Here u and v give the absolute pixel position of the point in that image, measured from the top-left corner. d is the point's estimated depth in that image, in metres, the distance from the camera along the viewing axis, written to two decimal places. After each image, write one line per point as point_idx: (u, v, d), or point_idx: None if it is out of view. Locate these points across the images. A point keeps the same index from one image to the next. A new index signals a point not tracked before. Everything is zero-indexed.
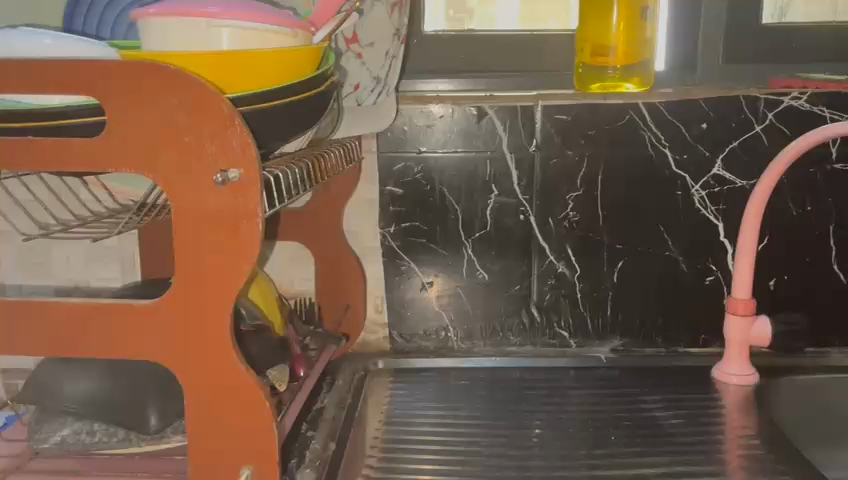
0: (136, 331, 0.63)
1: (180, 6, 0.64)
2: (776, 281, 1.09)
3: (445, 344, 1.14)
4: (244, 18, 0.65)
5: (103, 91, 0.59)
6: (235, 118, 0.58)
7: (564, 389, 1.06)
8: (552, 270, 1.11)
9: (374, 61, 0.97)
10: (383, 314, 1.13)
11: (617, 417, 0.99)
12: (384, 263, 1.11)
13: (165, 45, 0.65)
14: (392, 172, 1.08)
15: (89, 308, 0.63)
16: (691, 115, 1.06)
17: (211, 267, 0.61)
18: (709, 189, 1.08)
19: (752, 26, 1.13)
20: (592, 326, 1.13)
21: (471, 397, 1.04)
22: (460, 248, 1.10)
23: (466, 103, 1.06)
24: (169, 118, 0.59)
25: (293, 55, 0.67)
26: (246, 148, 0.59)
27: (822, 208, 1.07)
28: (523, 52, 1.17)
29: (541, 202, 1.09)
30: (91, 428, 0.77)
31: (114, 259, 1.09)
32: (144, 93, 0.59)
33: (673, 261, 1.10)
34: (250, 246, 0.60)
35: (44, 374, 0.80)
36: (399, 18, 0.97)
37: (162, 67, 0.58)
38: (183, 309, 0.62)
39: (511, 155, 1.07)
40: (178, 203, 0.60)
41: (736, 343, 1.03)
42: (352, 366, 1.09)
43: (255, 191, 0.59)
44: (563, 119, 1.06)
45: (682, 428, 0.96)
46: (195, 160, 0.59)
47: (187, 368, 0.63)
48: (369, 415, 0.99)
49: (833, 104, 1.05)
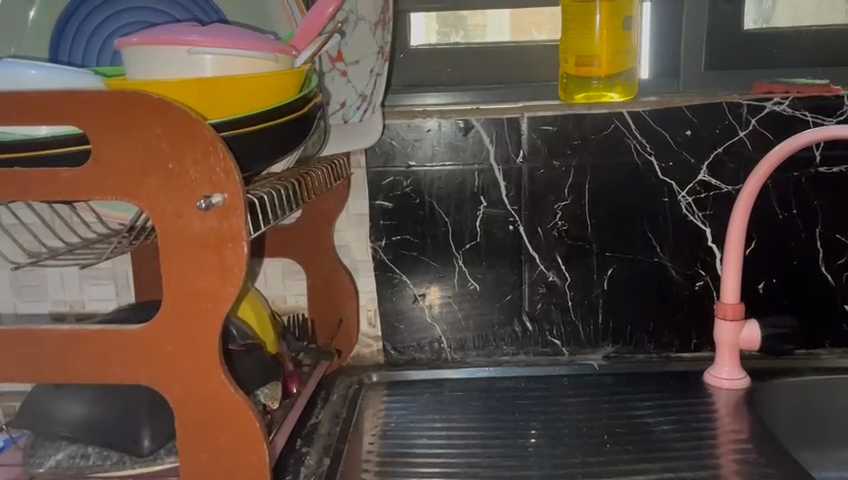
0: (125, 355, 0.64)
1: (163, 35, 0.65)
2: (765, 285, 1.10)
3: (440, 355, 1.15)
4: (226, 46, 0.66)
5: (87, 122, 0.60)
6: (217, 144, 0.59)
7: (557, 398, 1.07)
8: (543, 278, 1.12)
9: (359, 79, 0.99)
10: (376, 327, 1.14)
11: (611, 424, 0.99)
12: (377, 276, 1.12)
13: (149, 73, 0.67)
14: (382, 186, 1.09)
15: (79, 334, 0.64)
16: (675, 122, 1.07)
17: (199, 291, 0.62)
18: (696, 195, 1.09)
19: (733, 32, 1.14)
20: (584, 334, 1.14)
21: (466, 407, 1.05)
22: (451, 260, 1.11)
23: (454, 117, 1.08)
24: (153, 147, 0.60)
25: (275, 80, 0.67)
26: (229, 172, 0.59)
27: (808, 212, 1.08)
28: (509, 63, 1.18)
29: (531, 212, 1.10)
30: (85, 452, 0.79)
31: (107, 281, 1.10)
32: (128, 123, 0.60)
33: (663, 267, 1.11)
34: (237, 269, 0.61)
35: (38, 402, 0.80)
36: (382, 35, 0.98)
37: (144, 97, 0.59)
38: (172, 333, 0.63)
39: (499, 167, 1.08)
40: (164, 228, 0.61)
41: (727, 347, 1.04)
42: (346, 380, 1.10)
43: (239, 214, 0.60)
44: (549, 130, 1.07)
45: (675, 434, 0.96)
46: (179, 186, 0.60)
47: (177, 389, 0.64)
48: (365, 429, 1.00)
49: (815, 108, 1.07)
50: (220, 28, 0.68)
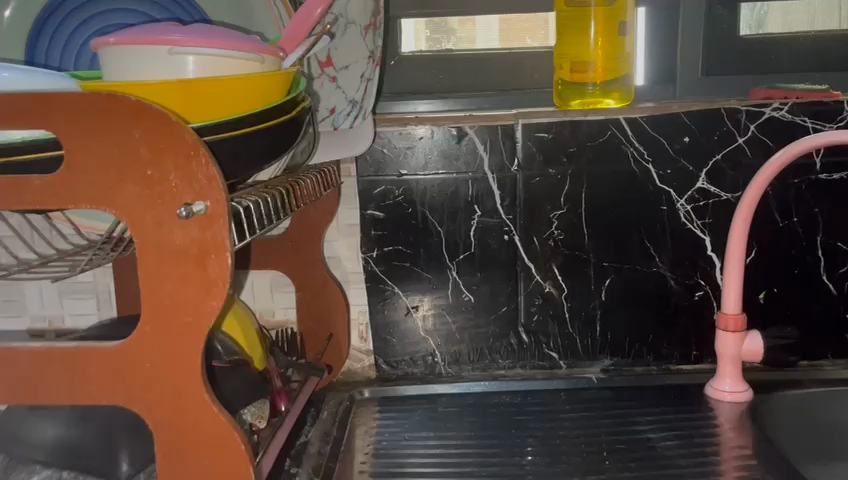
0: (101, 375, 0.60)
1: (144, 34, 0.62)
2: (765, 294, 1.07)
3: (434, 370, 1.12)
4: (210, 46, 0.62)
5: (61, 125, 0.56)
6: (199, 148, 0.56)
7: (555, 413, 1.03)
8: (539, 290, 1.09)
9: (349, 84, 0.96)
10: (368, 341, 1.11)
11: (611, 441, 0.96)
12: (368, 288, 1.09)
13: (129, 74, 0.64)
14: (373, 196, 1.06)
15: (52, 352, 0.60)
16: (673, 128, 1.04)
17: (180, 305, 0.58)
18: (695, 203, 1.07)
19: (730, 38, 1.13)
20: (582, 346, 1.11)
21: (461, 424, 1.01)
22: (445, 271, 1.08)
23: (446, 124, 1.05)
24: (131, 151, 0.56)
25: (260, 82, 0.64)
26: (212, 179, 0.56)
27: (810, 219, 1.05)
28: (501, 70, 1.16)
29: (526, 221, 1.07)
30: (60, 476, 0.74)
31: (88, 296, 1.06)
32: (104, 127, 0.56)
33: (662, 277, 1.09)
34: (222, 281, 0.58)
35: (10, 422, 0.77)
36: (373, 40, 0.96)
37: (122, 99, 0.56)
38: (151, 350, 0.59)
39: (493, 175, 1.06)
40: (142, 239, 0.58)
41: (729, 359, 1.01)
42: (336, 397, 1.06)
43: (222, 223, 0.57)
44: (544, 138, 1.04)
45: (678, 450, 0.93)
46: (160, 193, 0.57)
47: (155, 409, 0.60)
48: (356, 447, 0.96)
49: (815, 114, 1.04)
50: (204, 28, 0.65)
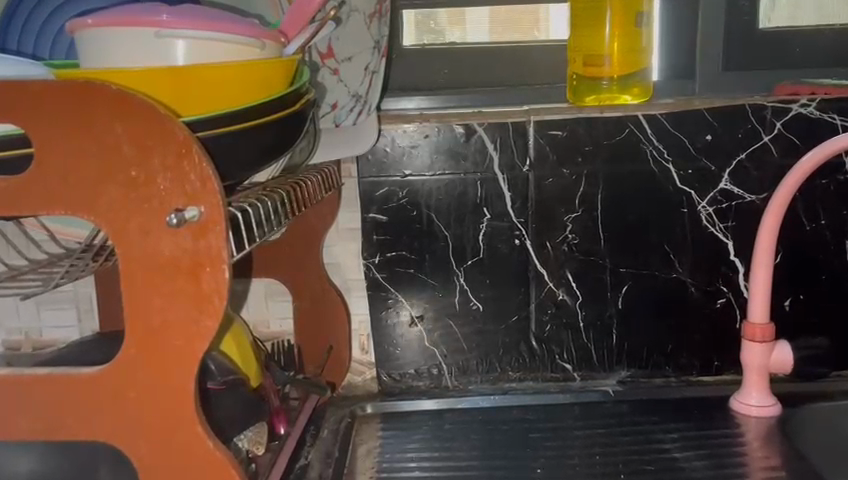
0: (78, 405, 0.53)
1: (126, 14, 0.55)
2: (791, 301, 1.01)
3: (440, 383, 1.05)
4: (202, 28, 0.55)
5: (29, 119, 0.49)
6: (192, 145, 0.49)
7: (568, 430, 0.97)
8: (552, 298, 1.02)
9: (352, 78, 0.89)
10: (370, 353, 1.04)
11: (633, 461, 0.89)
12: (369, 296, 1.02)
13: (110, 61, 0.57)
14: (375, 198, 0.99)
15: (22, 379, 0.53)
16: (694, 126, 0.98)
17: (171, 324, 0.51)
18: (717, 205, 1.01)
19: (752, 30, 1.07)
20: (597, 358, 1.04)
21: (469, 441, 0.94)
22: (451, 278, 1.01)
23: (453, 122, 0.98)
24: (112, 150, 0.49)
25: (259, 70, 0.57)
26: (207, 180, 0.49)
27: (838, 222, 1.00)
28: (509, 64, 1.09)
29: (538, 224, 1.00)
30: None
31: (68, 306, 0.98)
32: (81, 121, 0.49)
33: (682, 283, 1.02)
34: (217, 297, 0.51)
35: None
36: (378, 28, 0.89)
37: (102, 88, 0.49)
38: (137, 376, 0.52)
39: (504, 175, 0.99)
40: (125, 250, 0.50)
41: (755, 371, 0.95)
42: (336, 414, 0.99)
43: (218, 231, 0.49)
44: (558, 135, 0.98)
45: (706, 471, 0.87)
46: (146, 196, 0.50)
47: (142, 444, 0.53)
48: (359, 470, 0.88)
49: (844, 111, 0.99)
50: (196, 9, 0.58)
